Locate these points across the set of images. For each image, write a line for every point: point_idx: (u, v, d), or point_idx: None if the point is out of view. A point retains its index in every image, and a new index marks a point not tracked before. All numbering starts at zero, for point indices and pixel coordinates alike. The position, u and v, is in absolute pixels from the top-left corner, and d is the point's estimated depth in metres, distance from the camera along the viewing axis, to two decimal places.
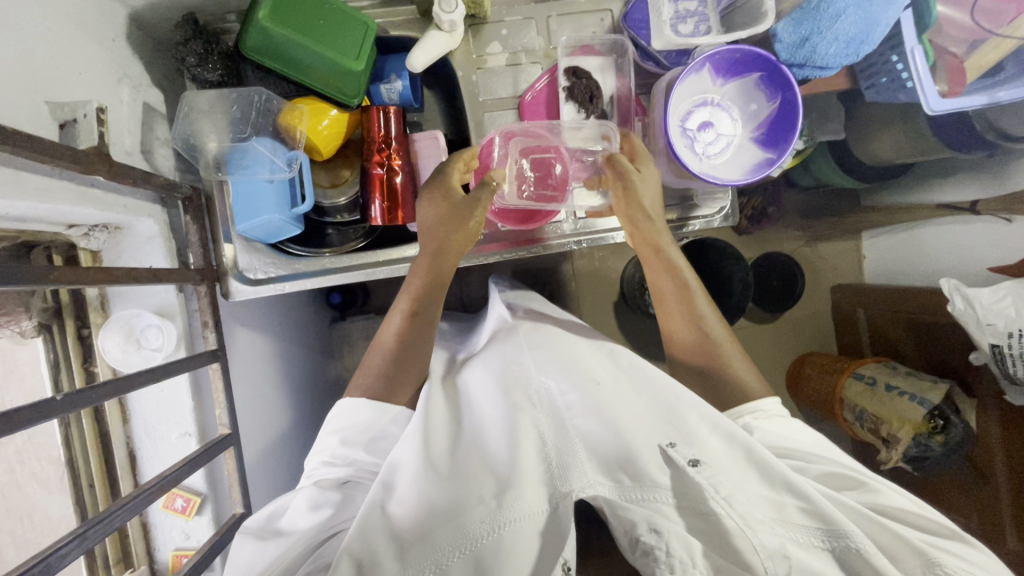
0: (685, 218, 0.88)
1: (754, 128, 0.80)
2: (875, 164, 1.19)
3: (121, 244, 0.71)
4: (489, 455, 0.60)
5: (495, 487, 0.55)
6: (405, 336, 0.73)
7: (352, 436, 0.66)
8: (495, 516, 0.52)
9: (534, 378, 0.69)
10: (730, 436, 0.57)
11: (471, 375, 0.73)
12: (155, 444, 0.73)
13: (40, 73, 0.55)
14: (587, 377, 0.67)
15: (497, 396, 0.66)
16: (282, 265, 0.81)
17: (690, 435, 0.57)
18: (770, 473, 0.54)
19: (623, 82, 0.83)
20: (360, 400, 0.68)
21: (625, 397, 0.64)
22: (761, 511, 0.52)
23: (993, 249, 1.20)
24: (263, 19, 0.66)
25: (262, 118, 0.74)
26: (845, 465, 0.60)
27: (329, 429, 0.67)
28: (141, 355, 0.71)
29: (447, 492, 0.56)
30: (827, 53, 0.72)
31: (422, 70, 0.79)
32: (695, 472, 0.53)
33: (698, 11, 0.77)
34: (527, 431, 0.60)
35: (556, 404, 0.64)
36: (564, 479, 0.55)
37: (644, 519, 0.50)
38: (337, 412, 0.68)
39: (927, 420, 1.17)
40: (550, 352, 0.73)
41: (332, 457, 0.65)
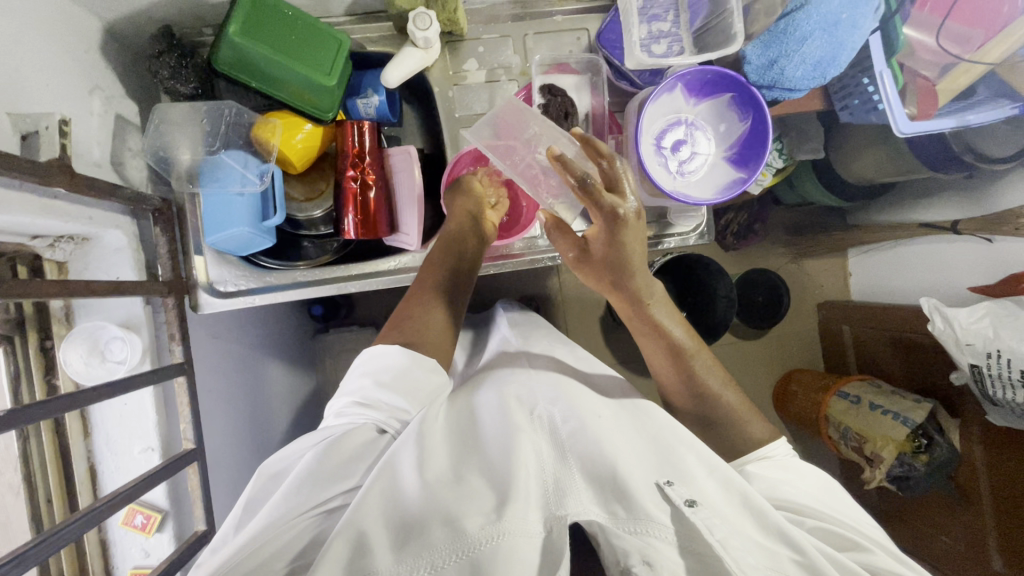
0: (660, 235, 0.87)
1: (727, 147, 0.80)
2: (856, 182, 1.20)
3: (88, 255, 0.70)
4: (491, 465, 0.59)
5: (495, 502, 0.53)
6: (442, 292, 0.74)
7: (385, 379, 0.64)
8: (493, 527, 0.51)
9: (539, 403, 0.69)
10: (728, 482, 0.58)
11: (479, 399, 0.72)
12: (116, 459, 0.72)
13: (3, 85, 0.55)
14: (590, 410, 0.67)
15: (500, 414, 0.66)
16: (253, 277, 0.81)
17: (688, 476, 0.58)
18: (765, 520, 0.55)
19: (598, 100, 0.83)
20: (393, 347, 0.66)
21: (627, 434, 0.65)
22: (756, 557, 0.52)
23: (975, 269, 1.21)
24: (234, 34, 0.65)
25: (233, 131, 0.76)
26: (850, 528, 0.61)
27: (362, 371, 0.66)
28: (104, 369, 0.70)
29: (449, 492, 0.55)
30: (796, 76, 0.72)
31: (398, 85, 0.80)
32: (692, 513, 0.54)
33: (671, 31, 0.79)
34: (528, 450, 0.60)
35: (558, 430, 0.64)
36: (560, 505, 0.55)
37: (637, 551, 0.51)
38: (371, 355, 0.67)
39: (910, 439, 1.16)
40: (558, 384, 0.73)
41: (365, 399, 0.64)
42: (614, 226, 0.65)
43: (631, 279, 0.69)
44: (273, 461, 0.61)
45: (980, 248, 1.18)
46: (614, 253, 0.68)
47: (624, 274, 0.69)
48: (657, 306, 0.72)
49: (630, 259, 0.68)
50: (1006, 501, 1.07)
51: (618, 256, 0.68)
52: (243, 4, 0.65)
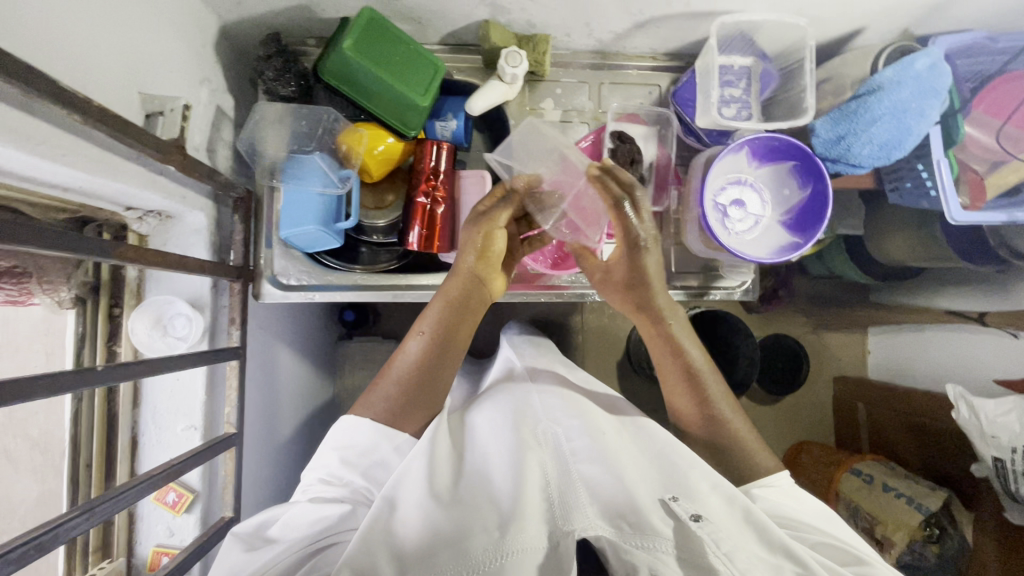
0: (707, 286, 0.90)
1: (783, 212, 0.84)
2: (888, 263, 1.23)
3: (169, 232, 0.74)
4: (495, 488, 0.60)
5: (500, 520, 0.55)
6: (424, 365, 0.71)
7: (353, 457, 0.66)
8: (497, 546, 0.53)
9: (543, 420, 0.70)
10: (729, 495, 0.59)
11: (479, 415, 0.74)
12: (159, 433, 0.73)
13: (137, 67, 0.60)
14: (594, 426, 0.68)
15: (505, 430, 0.67)
16: (315, 274, 0.83)
17: (692, 491, 0.59)
18: (769, 538, 0.56)
19: (663, 151, 0.88)
20: (363, 420, 0.68)
21: (629, 454, 0.66)
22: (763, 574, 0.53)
23: (998, 363, 1.22)
24: (347, 48, 0.70)
25: (327, 136, 0.79)
26: (847, 541, 0.61)
27: (329, 446, 0.68)
28: (164, 342, 0.72)
29: (452, 518, 0.56)
30: (861, 153, 0.75)
31: (479, 114, 0.85)
32: (698, 527, 0.55)
33: (741, 97, 0.83)
34: (534, 470, 0.61)
35: (562, 447, 0.65)
36: (566, 519, 0.56)
37: (646, 565, 0.53)
38: (339, 428, 0.68)
39: (923, 527, 1.15)
40: (561, 400, 0.74)
41: (331, 476, 0.65)
42: (636, 250, 0.72)
43: (655, 301, 0.74)
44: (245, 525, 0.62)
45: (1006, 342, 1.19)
46: (636, 274, 0.73)
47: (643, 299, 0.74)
48: (678, 326, 0.75)
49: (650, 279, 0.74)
50: None
51: (639, 276, 0.73)
52: (360, 21, 0.70)
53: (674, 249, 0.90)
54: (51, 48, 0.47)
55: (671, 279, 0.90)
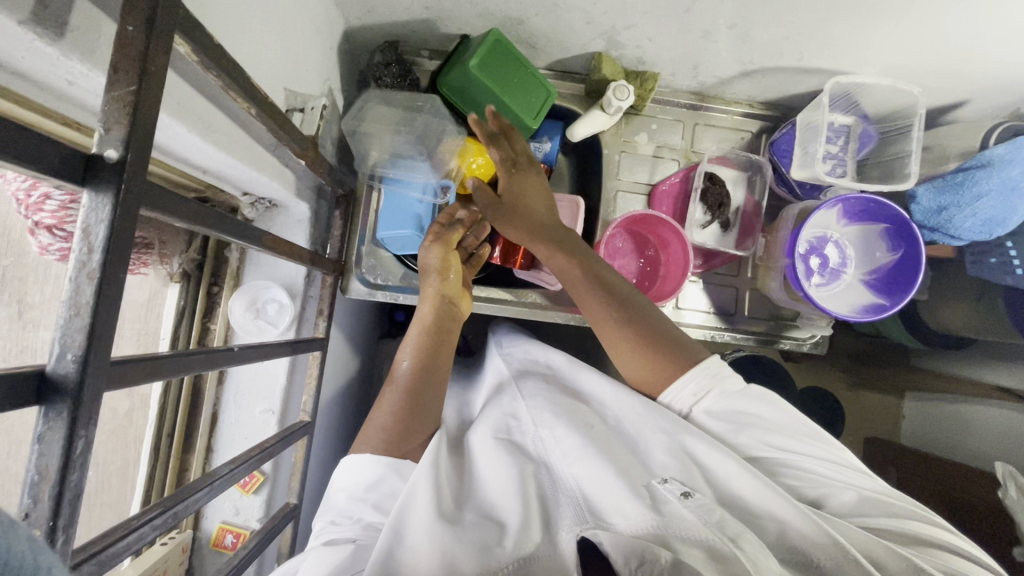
0: (776, 334, 0.90)
1: (867, 272, 0.85)
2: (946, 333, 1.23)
3: (274, 220, 0.77)
4: (497, 500, 0.58)
5: (508, 529, 0.53)
6: (412, 391, 0.70)
7: (360, 492, 0.60)
8: (508, 551, 0.50)
9: (530, 428, 0.66)
10: (724, 492, 0.56)
11: (475, 428, 0.70)
12: (238, 413, 0.74)
13: (287, 64, 0.63)
14: (580, 422, 0.65)
15: (493, 445, 0.64)
16: (399, 277, 0.85)
17: (686, 477, 0.56)
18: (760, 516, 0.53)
19: (750, 197, 0.89)
20: (366, 455, 0.63)
21: (620, 449, 0.62)
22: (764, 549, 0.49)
23: None
24: (474, 68, 0.72)
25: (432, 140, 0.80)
26: (833, 475, 0.58)
27: (335, 489, 0.63)
28: (257, 326, 0.74)
29: (454, 532, 0.52)
30: (963, 225, 0.75)
31: (579, 139, 0.89)
32: (686, 503, 0.52)
33: (838, 155, 0.85)
34: (530, 483, 0.58)
35: (552, 454, 0.62)
36: (561, 522, 0.54)
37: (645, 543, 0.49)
38: (342, 469, 0.64)
39: None
40: (544, 395, 0.71)
41: (338, 517, 0.58)
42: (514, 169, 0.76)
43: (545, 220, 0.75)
44: None
45: None
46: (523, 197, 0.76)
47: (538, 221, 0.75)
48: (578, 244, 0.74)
49: (536, 200, 0.76)
50: None
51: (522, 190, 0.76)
52: (488, 43, 0.72)
53: (747, 294, 0.91)
54: (237, 43, 0.51)
55: (742, 324, 0.90)
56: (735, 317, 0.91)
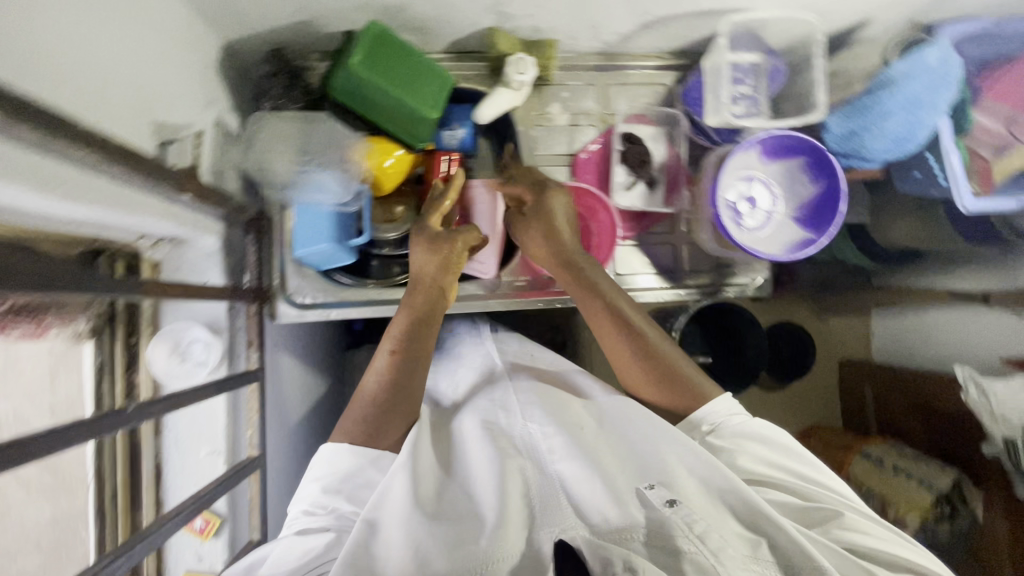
0: (719, 284, 0.90)
1: (795, 207, 0.84)
2: (894, 248, 1.25)
3: (182, 257, 0.73)
4: (478, 496, 0.58)
5: (482, 525, 0.53)
6: (393, 378, 0.69)
7: (334, 484, 0.63)
8: (482, 551, 0.50)
9: (518, 426, 0.66)
10: (707, 482, 0.57)
11: (464, 421, 0.70)
12: (182, 460, 0.72)
13: (148, 96, 0.59)
14: (570, 422, 0.65)
15: (480, 441, 0.63)
16: (330, 292, 0.82)
17: (670, 475, 0.57)
18: (742, 514, 0.55)
19: (673, 151, 0.87)
20: (343, 445, 0.66)
21: (605, 446, 0.63)
22: (735, 548, 0.52)
23: None
24: (356, 65, 0.68)
25: (325, 147, 0.76)
26: (827, 500, 0.60)
27: (311, 477, 0.65)
28: (184, 369, 0.71)
29: (436, 532, 0.52)
30: (875, 147, 0.75)
31: (488, 121, 0.86)
32: (672, 512, 0.53)
33: (751, 95, 0.83)
34: (514, 478, 0.57)
35: (539, 448, 0.62)
36: (546, 518, 0.54)
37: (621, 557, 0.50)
38: (318, 458, 0.66)
39: (934, 505, 1.04)
40: (535, 396, 0.71)
41: (314, 507, 0.62)
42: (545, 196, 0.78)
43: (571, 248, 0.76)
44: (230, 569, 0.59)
45: None
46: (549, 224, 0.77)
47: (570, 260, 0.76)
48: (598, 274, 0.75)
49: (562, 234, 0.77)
50: None
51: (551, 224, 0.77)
52: (367, 37, 0.68)
53: (685, 248, 0.90)
54: (67, 85, 0.47)
55: (685, 279, 0.90)
56: (677, 273, 0.90)
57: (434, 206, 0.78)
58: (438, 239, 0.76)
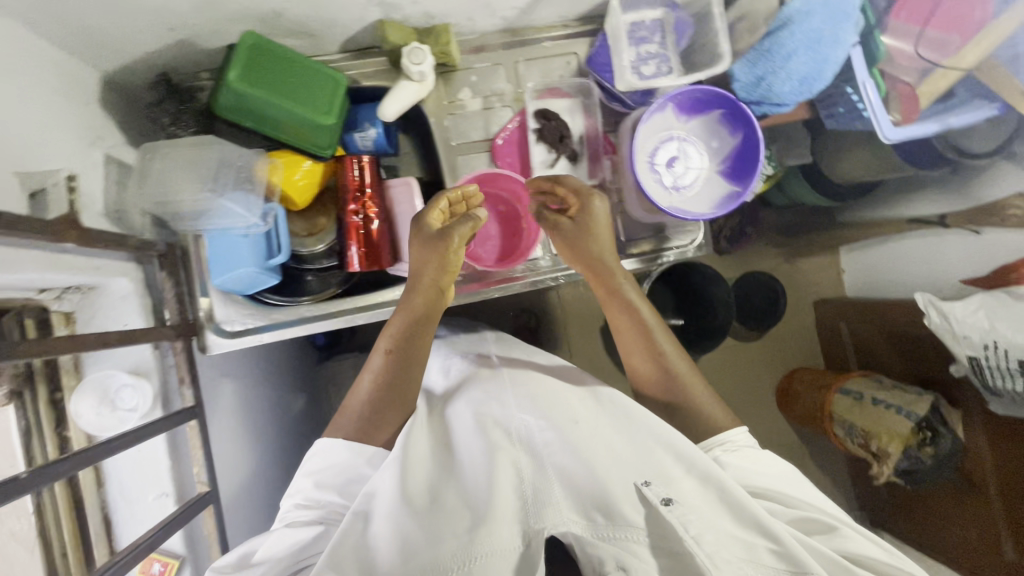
0: (660, 249, 0.89)
1: (720, 161, 0.82)
2: (846, 183, 1.24)
3: (95, 304, 0.70)
4: (466, 488, 0.63)
5: (468, 522, 0.58)
6: (386, 379, 0.72)
7: (327, 479, 0.67)
8: (467, 549, 0.55)
9: (514, 416, 0.69)
10: (704, 475, 0.60)
11: (457, 410, 0.74)
12: (129, 508, 0.71)
13: (9, 146, 0.56)
14: (565, 416, 0.68)
15: (475, 435, 0.67)
16: (261, 316, 0.80)
17: (666, 476, 0.61)
18: (742, 514, 0.57)
19: (591, 121, 0.85)
20: (338, 441, 0.69)
21: (603, 438, 0.65)
22: (732, 551, 0.54)
23: (965, 261, 1.21)
24: (235, 82, 0.66)
25: (222, 172, 0.72)
26: (823, 512, 0.62)
27: (306, 471, 0.69)
28: (115, 417, 0.70)
29: (424, 529, 0.58)
30: (783, 90, 0.75)
31: (395, 118, 0.81)
32: (667, 511, 0.57)
33: (659, 52, 0.81)
34: (505, 470, 0.62)
35: (534, 441, 0.65)
36: (538, 516, 0.58)
37: (613, 558, 0.55)
38: (315, 452, 0.69)
39: (916, 431, 1.19)
40: (540, 392, 0.73)
41: (307, 500, 0.67)
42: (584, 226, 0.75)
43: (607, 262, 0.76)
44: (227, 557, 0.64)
45: (971, 240, 1.19)
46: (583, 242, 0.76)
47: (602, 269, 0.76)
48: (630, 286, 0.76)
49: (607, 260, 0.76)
50: (1013, 488, 1.11)
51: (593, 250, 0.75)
52: (241, 52, 0.67)
53: (619, 218, 0.88)
54: None
55: (625, 249, 0.88)
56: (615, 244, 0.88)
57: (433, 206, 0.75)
58: (433, 239, 0.74)
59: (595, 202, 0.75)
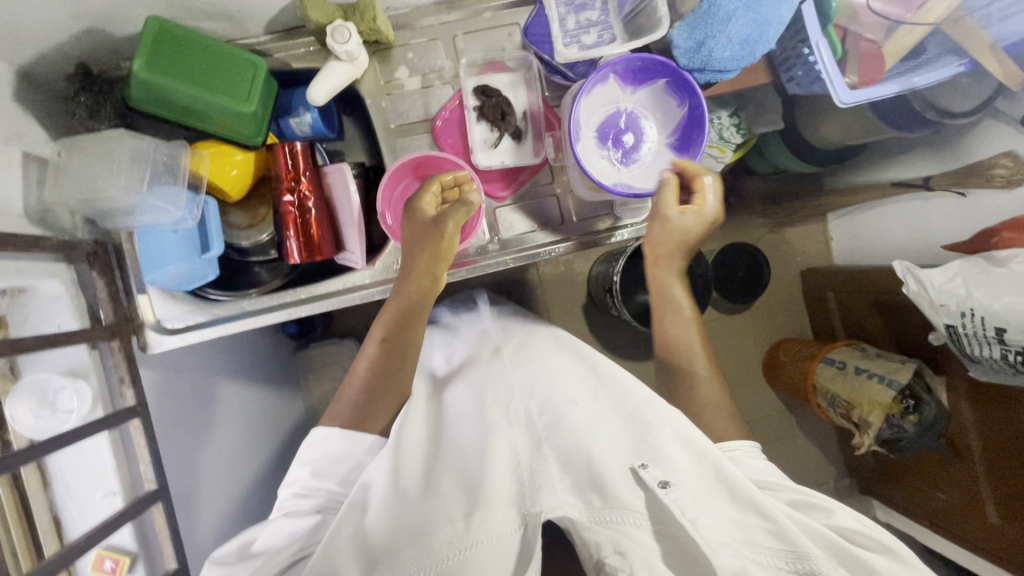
0: (614, 227, 0.85)
1: (668, 134, 0.79)
2: (827, 147, 1.18)
3: (26, 306, 0.66)
4: (463, 471, 0.61)
5: (465, 508, 0.57)
6: (380, 362, 0.73)
7: (325, 468, 0.68)
8: (462, 538, 0.54)
9: (515, 397, 0.68)
10: (701, 453, 0.58)
11: (457, 393, 0.74)
12: (79, 506, 0.71)
13: None
14: (564, 398, 0.66)
15: (475, 417, 0.67)
16: (201, 311, 0.80)
17: (660, 454, 0.58)
18: (739, 496, 0.55)
19: (535, 96, 0.82)
20: (333, 430, 0.70)
21: (601, 418, 0.63)
22: (729, 533, 0.52)
23: (953, 226, 1.14)
24: (143, 72, 0.64)
25: (138, 167, 0.69)
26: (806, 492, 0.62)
27: (302, 460, 0.69)
28: (55, 420, 0.66)
29: (415, 514, 0.57)
30: (724, 56, 0.73)
31: (324, 102, 0.78)
32: (665, 494, 0.54)
33: (600, 20, 0.77)
34: (500, 451, 0.61)
35: (534, 424, 0.64)
36: (535, 500, 0.56)
37: (610, 542, 0.53)
38: (311, 442, 0.70)
39: (897, 400, 1.16)
40: (541, 373, 0.72)
41: (304, 489, 0.66)
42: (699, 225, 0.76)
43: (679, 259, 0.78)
44: (226, 547, 0.64)
45: (956, 204, 1.12)
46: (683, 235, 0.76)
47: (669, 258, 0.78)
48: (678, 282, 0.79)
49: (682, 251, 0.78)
50: (994, 456, 1.09)
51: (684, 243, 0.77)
52: (146, 39, 0.64)
53: (569, 197, 0.85)
54: None
55: (578, 228, 0.85)
56: (567, 224, 0.85)
57: (427, 193, 0.74)
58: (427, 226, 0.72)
59: (712, 202, 0.75)
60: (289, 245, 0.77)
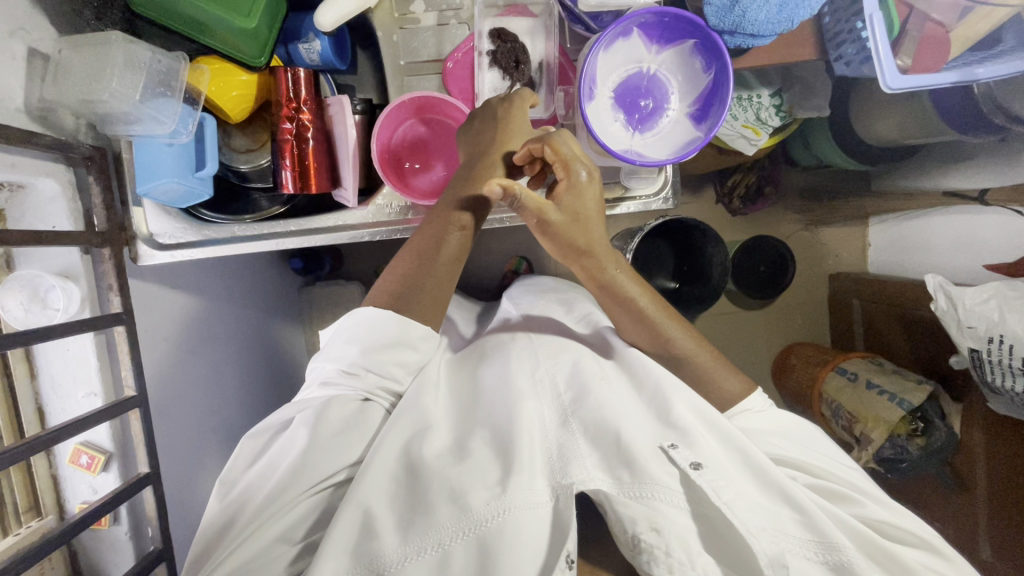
0: (619, 199, 0.81)
1: (690, 101, 0.73)
2: (879, 144, 1.09)
3: (23, 203, 0.69)
4: (494, 433, 0.64)
5: (500, 474, 0.59)
6: (427, 261, 0.70)
7: (373, 348, 0.67)
8: (499, 502, 0.56)
9: (541, 368, 0.70)
10: (726, 436, 0.62)
11: (482, 359, 0.76)
12: (65, 401, 0.75)
13: None
14: (593, 372, 0.69)
15: (501, 383, 0.69)
16: (194, 231, 0.80)
17: (690, 435, 0.61)
18: (766, 480, 0.60)
19: (554, 47, 0.77)
20: (387, 313, 0.68)
21: (628, 399, 0.67)
22: (762, 519, 0.57)
23: (1009, 245, 1.05)
24: None
25: (129, 73, 0.68)
26: (837, 478, 0.65)
27: (347, 339, 0.68)
28: (44, 315, 0.70)
29: (456, 471, 0.60)
30: (758, 18, 0.67)
31: (334, 29, 0.74)
32: (698, 476, 0.58)
33: None
34: (531, 417, 0.64)
35: (562, 398, 0.67)
36: (564, 472, 0.59)
37: (645, 519, 0.56)
38: (359, 321, 0.68)
39: (905, 421, 1.10)
40: (566, 349, 0.74)
41: (350, 368, 0.67)
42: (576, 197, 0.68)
43: (596, 251, 0.69)
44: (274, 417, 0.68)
45: (1014, 221, 1.04)
46: (575, 225, 0.68)
47: (585, 253, 0.69)
48: (624, 275, 0.71)
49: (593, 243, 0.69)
50: (1000, 490, 1.03)
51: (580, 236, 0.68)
52: None
53: None
54: None
55: None
56: None
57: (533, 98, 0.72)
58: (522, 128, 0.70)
59: (582, 171, 0.67)
60: (281, 173, 0.75)
